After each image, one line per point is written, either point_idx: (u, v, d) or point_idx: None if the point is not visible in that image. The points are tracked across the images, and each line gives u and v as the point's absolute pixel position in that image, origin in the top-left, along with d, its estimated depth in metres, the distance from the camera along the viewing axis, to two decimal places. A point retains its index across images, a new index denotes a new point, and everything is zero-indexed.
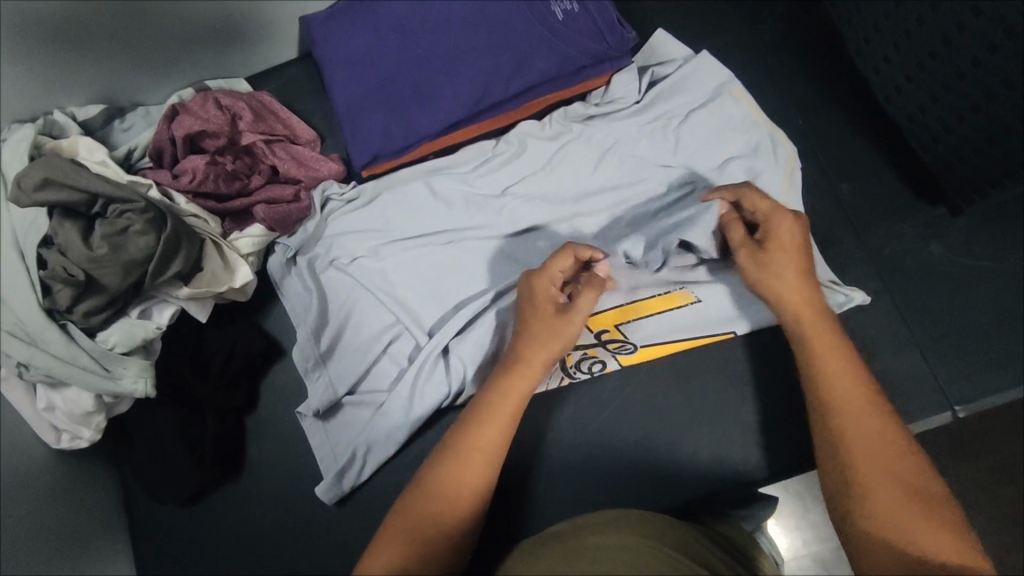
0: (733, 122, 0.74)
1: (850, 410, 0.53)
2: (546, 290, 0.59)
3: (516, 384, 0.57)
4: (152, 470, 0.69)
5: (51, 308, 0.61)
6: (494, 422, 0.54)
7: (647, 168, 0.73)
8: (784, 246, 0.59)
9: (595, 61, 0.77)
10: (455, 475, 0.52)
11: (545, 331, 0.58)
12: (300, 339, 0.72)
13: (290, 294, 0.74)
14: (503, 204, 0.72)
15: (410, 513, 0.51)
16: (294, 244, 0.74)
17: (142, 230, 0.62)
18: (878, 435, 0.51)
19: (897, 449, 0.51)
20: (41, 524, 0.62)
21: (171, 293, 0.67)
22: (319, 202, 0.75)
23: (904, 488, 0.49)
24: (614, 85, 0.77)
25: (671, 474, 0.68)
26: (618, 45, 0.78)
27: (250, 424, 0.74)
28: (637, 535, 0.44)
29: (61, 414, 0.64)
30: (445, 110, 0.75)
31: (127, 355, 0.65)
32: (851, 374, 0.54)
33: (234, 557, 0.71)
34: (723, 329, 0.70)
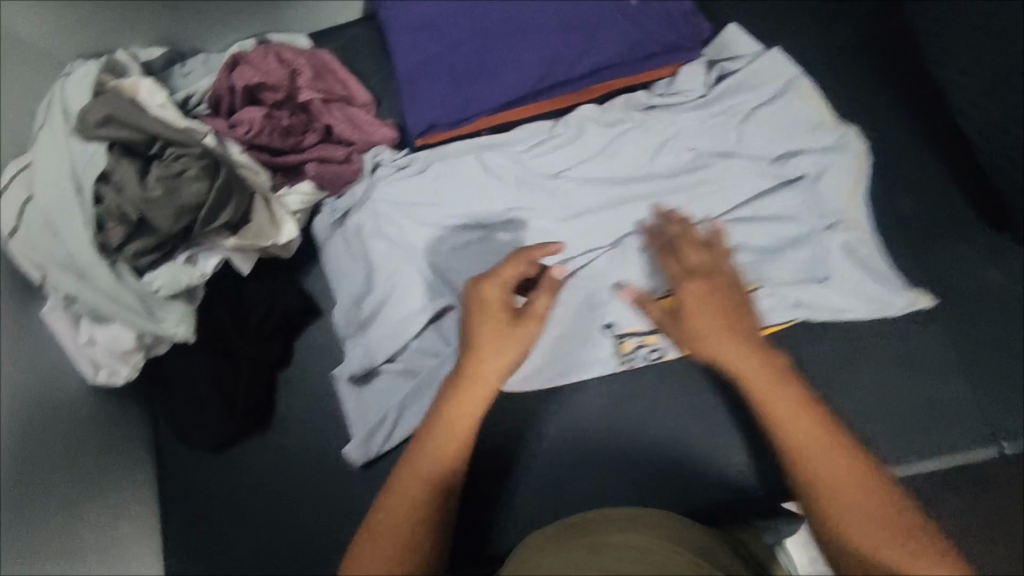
0: (800, 122, 0.72)
1: (805, 469, 0.49)
2: (495, 299, 0.58)
3: (466, 394, 0.55)
4: (186, 414, 0.70)
5: (103, 244, 0.61)
6: (440, 432, 0.54)
7: (710, 163, 0.71)
8: (698, 308, 0.56)
9: (664, 51, 0.75)
10: (410, 484, 0.52)
11: (498, 340, 0.57)
12: (345, 303, 0.72)
13: (336, 255, 0.73)
14: (556, 186, 0.71)
15: (378, 526, 0.51)
16: (340, 204, 0.74)
17: (196, 176, 0.63)
18: (840, 490, 0.48)
19: (858, 496, 0.48)
20: (73, 452, 0.65)
21: (218, 241, 0.67)
22: (368, 166, 0.74)
23: (886, 541, 0.46)
24: (681, 76, 0.74)
25: (701, 475, 0.67)
26: (689, 36, 0.76)
27: (281, 381, 0.74)
28: (653, 538, 0.47)
29: (101, 349, 0.66)
30: (507, 86, 0.74)
31: (170, 300, 0.65)
32: (800, 420, 0.50)
33: (253, 507, 0.72)
34: (783, 319, 0.68)
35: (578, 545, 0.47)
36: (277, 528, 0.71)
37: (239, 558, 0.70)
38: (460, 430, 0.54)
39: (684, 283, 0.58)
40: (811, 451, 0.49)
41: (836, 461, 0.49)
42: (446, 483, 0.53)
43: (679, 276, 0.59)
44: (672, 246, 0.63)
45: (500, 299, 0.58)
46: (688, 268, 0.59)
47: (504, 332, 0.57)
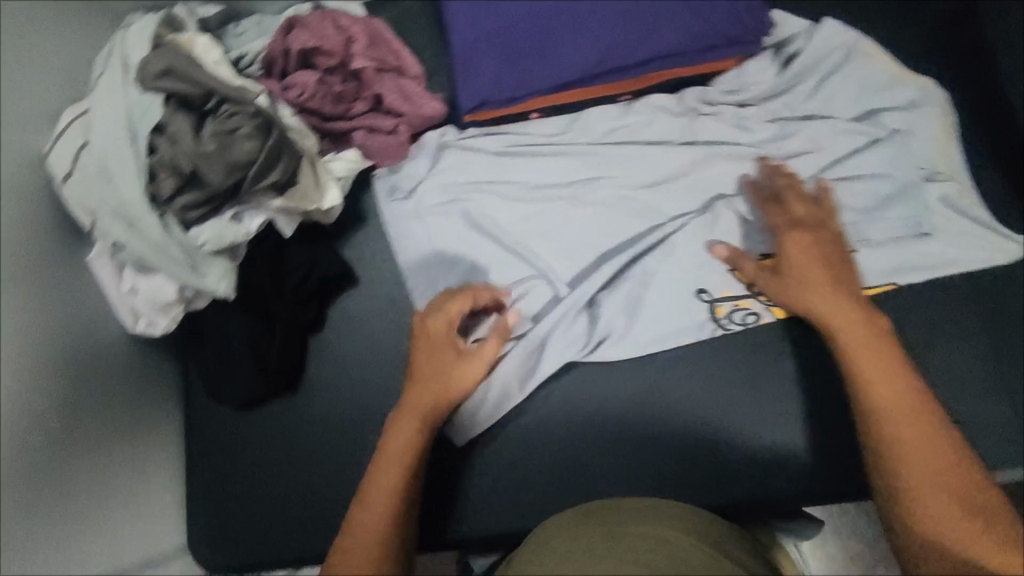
0: (877, 83, 0.74)
1: (889, 413, 0.55)
2: (438, 335, 0.65)
3: (403, 421, 0.62)
4: (218, 370, 0.71)
5: (154, 195, 0.62)
6: (382, 464, 0.60)
7: (796, 145, 0.72)
8: (798, 262, 0.62)
9: (726, 44, 0.75)
10: (366, 504, 0.58)
11: (438, 373, 0.63)
12: (441, 278, 0.73)
13: (430, 227, 0.74)
14: (639, 153, 0.73)
15: (347, 540, 0.56)
16: (403, 181, 0.76)
17: (249, 134, 0.63)
18: (912, 430, 0.54)
19: (931, 454, 0.52)
20: (110, 398, 0.66)
21: (264, 201, 0.67)
22: (432, 146, 0.76)
23: (948, 482, 0.52)
24: (749, 70, 0.75)
25: (725, 474, 0.68)
26: (754, 29, 0.75)
27: (314, 345, 0.75)
28: (669, 531, 0.52)
29: (143, 300, 0.66)
30: (561, 68, 0.73)
31: (214, 256, 0.65)
32: (894, 369, 0.56)
33: (278, 468, 0.73)
34: (884, 281, 0.69)
35: (603, 527, 0.53)
36: (300, 491, 0.72)
37: (260, 516, 0.72)
38: (402, 458, 0.60)
39: (788, 237, 0.64)
40: (892, 391, 0.55)
41: (919, 416, 0.54)
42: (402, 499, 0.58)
43: (784, 227, 0.64)
44: (777, 202, 0.67)
45: (444, 334, 0.65)
46: (791, 221, 0.65)
47: (445, 365, 0.64)
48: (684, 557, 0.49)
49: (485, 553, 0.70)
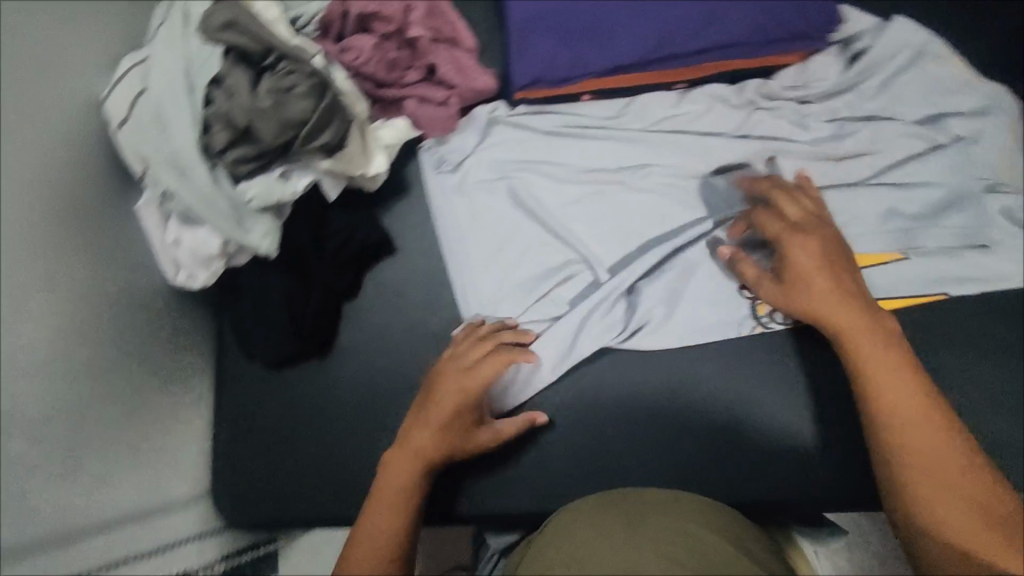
0: (940, 86, 0.75)
1: (899, 416, 0.57)
2: (462, 391, 0.64)
3: (403, 459, 0.63)
4: (252, 327, 0.71)
5: (206, 146, 0.63)
6: (382, 501, 0.61)
7: (853, 148, 0.74)
8: (806, 266, 0.64)
9: (790, 38, 0.75)
10: (372, 535, 0.60)
11: (456, 429, 0.64)
12: (490, 251, 0.74)
13: (481, 201, 0.75)
14: (696, 142, 0.74)
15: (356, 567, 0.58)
16: (452, 153, 0.76)
17: (304, 94, 0.63)
18: (923, 438, 0.56)
19: (944, 463, 0.55)
20: (148, 345, 0.67)
21: (313, 162, 0.67)
22: (483, 120, 0.77)
23: (959, 481, 0.55)
24: (812, 66, 0.77)
25: (750, 474, 0.67)
26: (821, 25, 0.75)
27: (348, 310, 0.75)
28: (683, 533, 0.50)
29: (185, 251, 0.67)
30: (619, 51, 0.72)
31: (259, 212, 0.66)
32: (897, 374, 0.58)
33: (304, 429, 0.73)
34: (935, 289, 0.70)
35: (616, 519, 0.53)
36: (324, 454, 0.72)
37: (281, 473, 0.73)
38: (401, 496, 0.62)
39: (788, 241, 0.65)
40: (897, 397, 0.58)
41: (932, 420, 0.57)
42: (406, 534, 0.61)
43: (781, 234, 0.66)
44: (768, 206, 0.69)
45: (470, 393, 0.64)
46: (792, 227, 0.66)
47: (464, 424, 0.64)
48: (697, 556, 0.47)
49: (510, 530, 0.70)
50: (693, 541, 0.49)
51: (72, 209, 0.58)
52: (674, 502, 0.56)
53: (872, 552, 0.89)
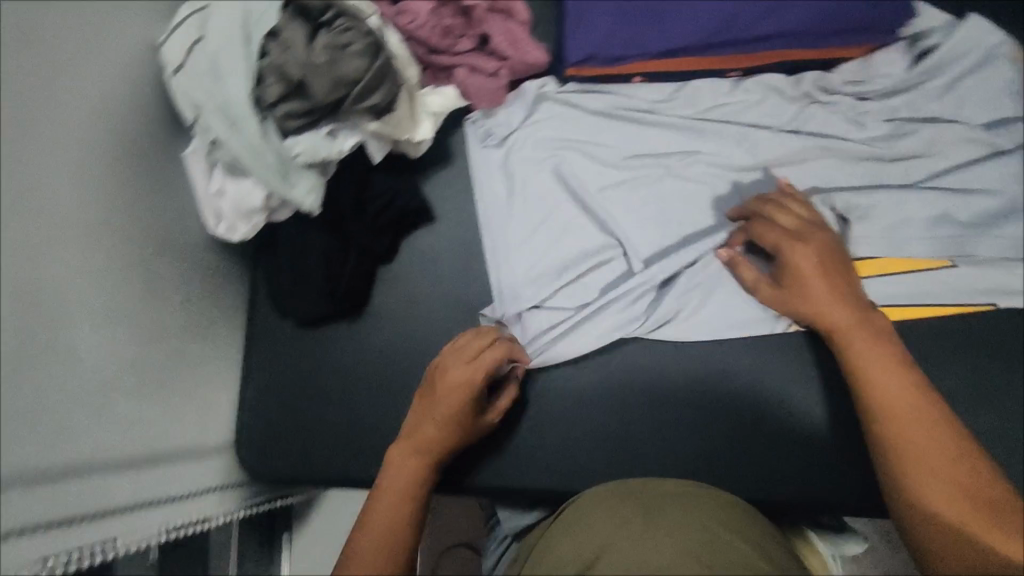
0: (1008, 91, 0.73)
1: (890, 410, 0.55)
2: (462, 383, 0.62)
3: (410, 457, 0.61)
4: (287, 284, 0.72)
5: (258, 98, 0.63)
6: (386, 498, 0.59)
7: (910, 151, 0.73)
8: (806, 273, 0.63)
9: (856, 31, 0.73)
10: (374, 527, 0.57)
11: (455, 419, 0.62)
12: (531, 229, 0.73)
13: (524, 178, 0.74)
14: (744, 135, 0.74)
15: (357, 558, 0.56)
16: (497, 127, 0.76)
17: (359, 52, 0.63)
18: (915, 428, 0.54)
19: (938, 451, 0.52)
20: (186, 292, 0.67)
21: (360, 123, 0.67)
22: (529, 97, 0.76)
23: (949, 469, 0.51)
24: (877, 60, 0.75)
25: (774, 472, 0.67)
26: (890, 18, 0.73)
27: (382, 274, 0.75)
28: (709, 534, 0.46)
29: (228, 203, 0.67)
30: (677, 33, 0.72)
31: (304, 168, 0.66)
32: (891, 372, 0.56)
33: (330, 389, 0.74)
34: (983, 300, 0.70)
35: (632, 509, 0.50)
36: (347, 415, 0.73)
37: (303, 429, 0.73)
38: (405, 488, 0.60)
39: (788, 247, 0.64)
40: (884, 392, 0.56)
41: (923, 411, 0.54)
42: (408, 526, 0.58)
43: (781, 241, 0.65)
44: (759, 216, 0.68)
45: (469, 383, 0.62)
46: (792, 234, 0.65)
47: (464, 413, 0.62)
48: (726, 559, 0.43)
49: (530, 509, 0.70)
50: (720, 542, 0.45)
51: (123, 149, 0.59)
52: (696, 496, 0.52)
53: (880, 559, 0.89)
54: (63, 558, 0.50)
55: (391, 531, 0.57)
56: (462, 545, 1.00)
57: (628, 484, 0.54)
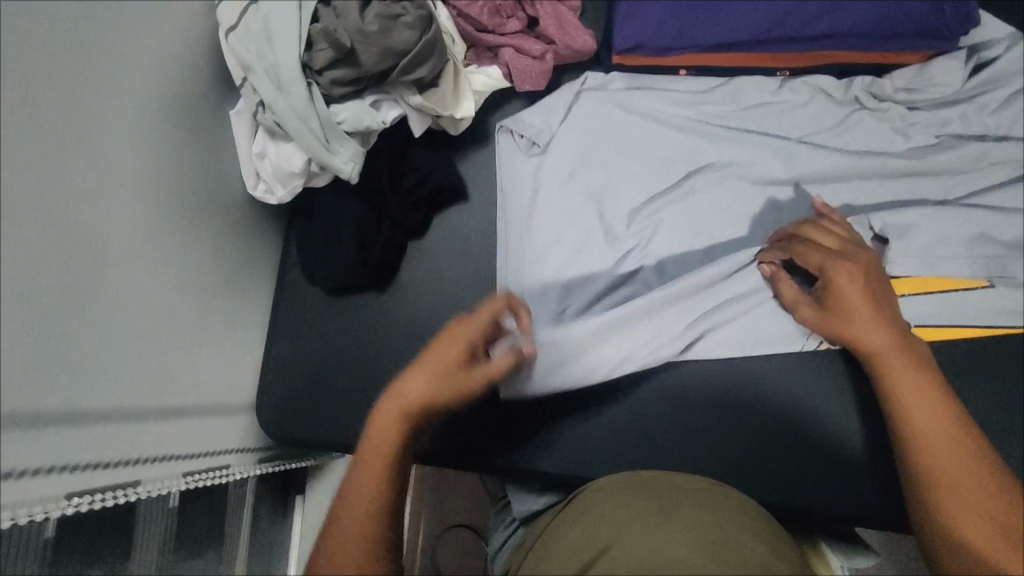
0: None
1: (924, 436, 0.54)
2: (453, 340, 0.57)
3: (385, 420, 0.53)
4: (319, 252, 0.73)
5: (307, 64, 0.63)
6: (361, 472, 0.51)
7: (955, 166, 0.72)
8: (847, 295, 0.62)
9: (917, 35, 0.70)
10: (350, 505, 0.50)
11: (440, 374, 0.55)
12: (565, 230, 0.72)
13: (559, 175, 0.74)
14: (784, 146, 0.73)
15: (337, 543, 0.48)
16: (538, 133, 0.75)
17: (410, 24, 0.64)
18: (950, 457, 0.52)
19: (973, 483, 0.51)
20: (222, 250, 0.68)
21: (404, 96, 0.68)
22: (569, 98, 0.76)
23: (985, 503, 0.50)
24: (935, 67, 0.73)
25: (790, 477, 0.66)
26: (954, 23, 0.69)
27: (412, 248, 0.76)
28: (724, 528, 0.45)
29: (268, 165, 0.68)
30: (729, 26, 0.70)
31: (347, 136, 0.66)
32: (930, 401, 0.55)
33: (353, 359, 0.75)
34: (1019, 322, 0.68)
35: (648, 501, 0.49)
36: (368, 383, 0.74)
37: (323, 394, 0.75)
38: (383, 461, 0.51)
39: (832, 268, 0.63)
40: (919, 415, 0.55)
41: (960, 441, 0.53)
42: (386, 503, 0.50)
43: (824, 262, 0.64)
44: (802, 237, 0.67)
45: (462, 341, 0.57)
46: (834, 254, 0.64)
47: (451, 369, 0.55)
48: (742, 551, 0.43)
49: (541, 493, 0.70)
50: (738, 538, 0.44)
51: (174, 101, 0.60)
52: (715, 493, 0.51)
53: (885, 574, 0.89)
54: (88, 497, 0.48)
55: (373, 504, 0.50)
56: (466, 527, 1.01)
57: (641, 477, 0.53)
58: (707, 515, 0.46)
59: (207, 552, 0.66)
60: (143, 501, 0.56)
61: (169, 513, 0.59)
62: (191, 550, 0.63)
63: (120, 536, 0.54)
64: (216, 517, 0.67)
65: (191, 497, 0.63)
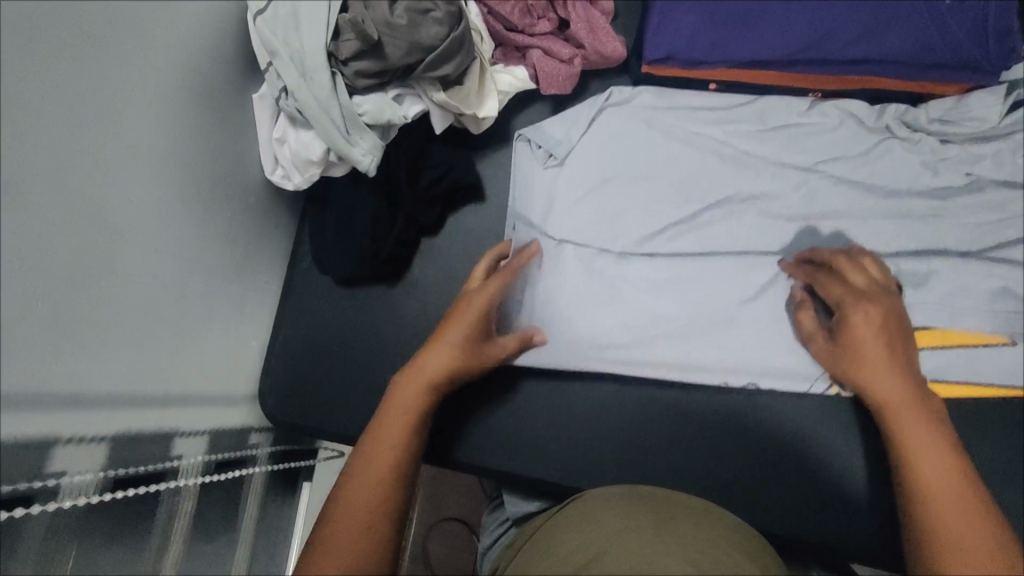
0: None
1: (931, 486, 0.52)
2: (474, 311, 0.62)
3: (408, 389, 0.57)
4: (332, 243, 0.72)
5: (333, 53, 0.63)
6: (379, 440, 0.53)
7: (980, 204, 0.71)
8: (864, 335, 0.62)
9: (957, 65, 0.68)
10: (365, 464, 0.51)
11: (451, 339, 0.60)
12: (580, 237, 0.72)
13: (572, 187, 0.74)
14: (807, 172, 0.72)
15: (344, 499, 0.49)
16: (557, 146, 0.74)
17: (438, 20, 0.63)
18: (954, 509, 0.50)
19: (977, 535, 0.48)
20: (235, 232, 0.68)
21: (428, 92, 0.68)
22: (591, 113, 0.75)
23: (988, 557, 0.47)
24: (973, 100, 0.71)
25: (787, 506, 0.65)
26: (996, 58, 0.67)
27: (425, 244, 0.77)
28: (708, 546, 0.44)
29: (288, 151, 0.68)
30: (764, 43, 0.69)
31: (367, 127, 0.66)
32: (944, 454, 0.54)
33: (358, 351, 0.75)
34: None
35: (643, 512, 0.48)
36: (371, 375, 0.74)
37: (323, 386, 0.75)
38: (400, 439, 0.53)
39: (850, 303, 0.63)
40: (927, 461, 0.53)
41: (968, 495, 0.51)
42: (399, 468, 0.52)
43: (847, 297, 0.64)
44: (833, 269, 0.67)
45: (478, 309, 0.62)
46: (855, 294, 0.64)
47: (468, 331, 0.61)
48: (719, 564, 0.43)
49: (531, 498, 0.69)
50: (723, 555, 0.44)
51: (198, 83, 0.60)
52: (717, 514, 0.50)
53: None
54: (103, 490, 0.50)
55: (386, 472, 0.51)
56: (456, 520, 1.01)
57: (640, 490, 0.53)
58: (698, 533, 0.46)
59: (224, 536, 0.67)
60: (164, 490, 0.57)
61: (190, 497, 0.61)
62: (208, 534, 0.64)
63: (138, 518, 0.55)
64: (233, 499, 0.68)
65: (210, 488, 0.64)
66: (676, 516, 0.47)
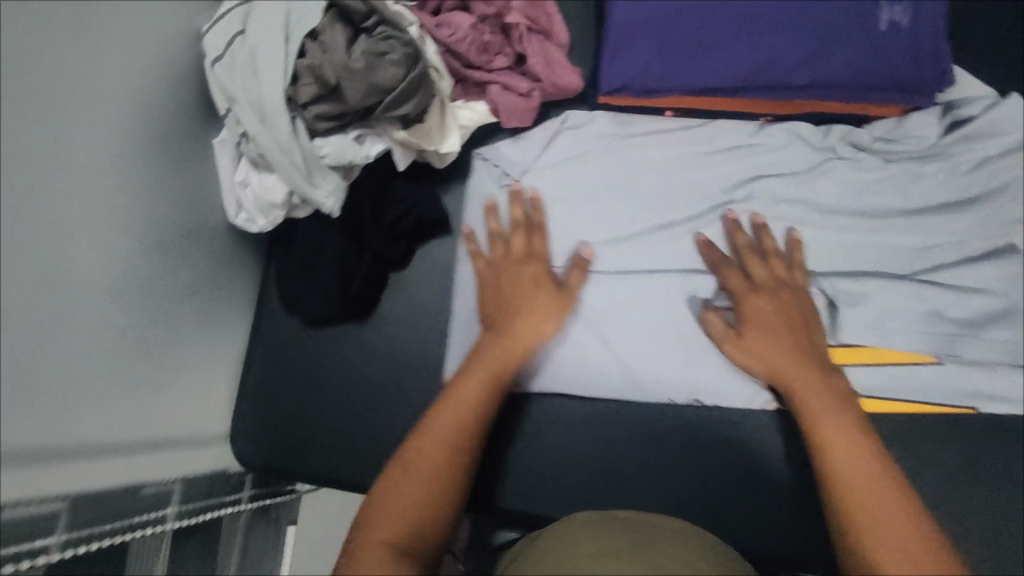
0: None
1: (843, 462, 0.57)
2: (541, 272, 0.68)
3: (479, 367, 0.63)
4: (297, 281, 0.72)
5: (292, 97, 0.63)
6: (444, 413, 0.59)
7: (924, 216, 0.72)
8: (761, 321, 0.66)
9: (895, 88, 0.71)
10: (437, 427, 0.58)
11: (540, 307, 0.67)
12: None
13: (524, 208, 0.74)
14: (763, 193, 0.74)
15: (414, 462, 0.55)
16: (514, 166, 0.76)
17: (396, 61, 0.64)
18: (864, 480, 0.55)
19: (887, 502, 0.53)
20: (202, 277, 0.68)
21: (389, 131, 0.69)
22: (547, 134, 0.77)
23: (900, 522, 0.52)
24: (910, 122, 0.75)
25: (757, 520, 0.68)
26: (930, 80, 0.70)
27: (394, 279, 0.77)
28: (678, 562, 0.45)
29: (250, 195, 0.68)
30: (713, 72, 0.71)
31: (329, 169, 0.66)
32: (852, 429, 0.59)
33: (328, 389, 0.75)
34: (965, 403, 0.71)
35: (619, 537, 0.48)
36: (344, 413, 0.74)
37: (285, 436, 0.74)
38: (468, 409, 0.59)
39: (742, 293, 0.67)
40: (834, 430, 0.58)
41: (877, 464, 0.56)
42: (463, 435, 0.58)
43: (740, 289, 0.68)
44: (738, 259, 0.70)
45: (542, 274, 0.68)
46: (750, 285, 0.68)
47: (547, 294, 0.68)
48: None
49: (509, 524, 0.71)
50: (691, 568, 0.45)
51: (158, 131, 0.60)
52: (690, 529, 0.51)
53: None
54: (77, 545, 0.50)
55: (449, 441, 0.57)
56: None
57: (619, 515, 0.53)
58: (672, 550, 0.46)
59: None
60: (138, 539, 0.56)
61: (165, 547, 0.60)
62: None
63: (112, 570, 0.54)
64: (213, 546, 0.67)
65: (188, 536, 0.64)
66: (655, 536, 0.48)
